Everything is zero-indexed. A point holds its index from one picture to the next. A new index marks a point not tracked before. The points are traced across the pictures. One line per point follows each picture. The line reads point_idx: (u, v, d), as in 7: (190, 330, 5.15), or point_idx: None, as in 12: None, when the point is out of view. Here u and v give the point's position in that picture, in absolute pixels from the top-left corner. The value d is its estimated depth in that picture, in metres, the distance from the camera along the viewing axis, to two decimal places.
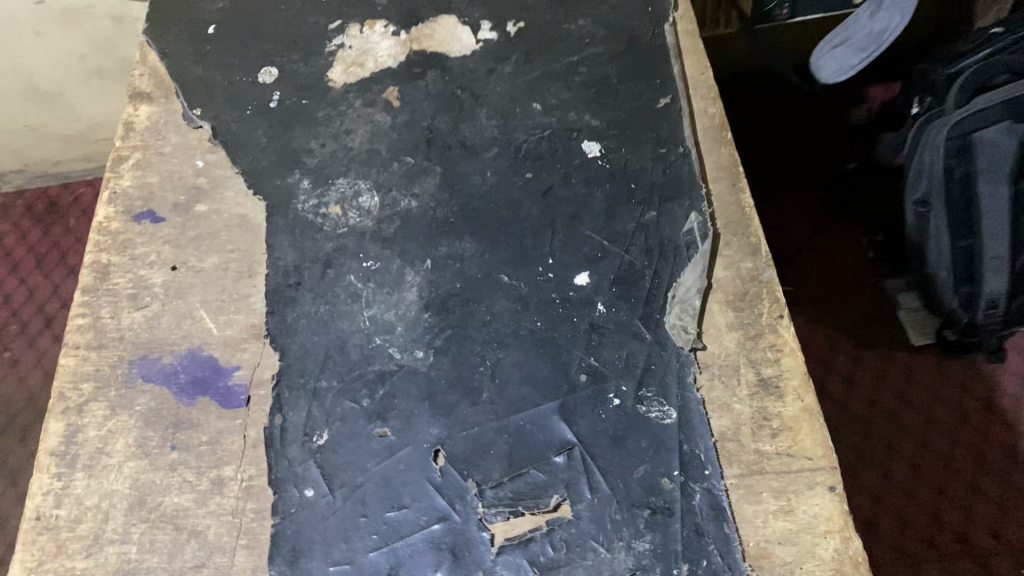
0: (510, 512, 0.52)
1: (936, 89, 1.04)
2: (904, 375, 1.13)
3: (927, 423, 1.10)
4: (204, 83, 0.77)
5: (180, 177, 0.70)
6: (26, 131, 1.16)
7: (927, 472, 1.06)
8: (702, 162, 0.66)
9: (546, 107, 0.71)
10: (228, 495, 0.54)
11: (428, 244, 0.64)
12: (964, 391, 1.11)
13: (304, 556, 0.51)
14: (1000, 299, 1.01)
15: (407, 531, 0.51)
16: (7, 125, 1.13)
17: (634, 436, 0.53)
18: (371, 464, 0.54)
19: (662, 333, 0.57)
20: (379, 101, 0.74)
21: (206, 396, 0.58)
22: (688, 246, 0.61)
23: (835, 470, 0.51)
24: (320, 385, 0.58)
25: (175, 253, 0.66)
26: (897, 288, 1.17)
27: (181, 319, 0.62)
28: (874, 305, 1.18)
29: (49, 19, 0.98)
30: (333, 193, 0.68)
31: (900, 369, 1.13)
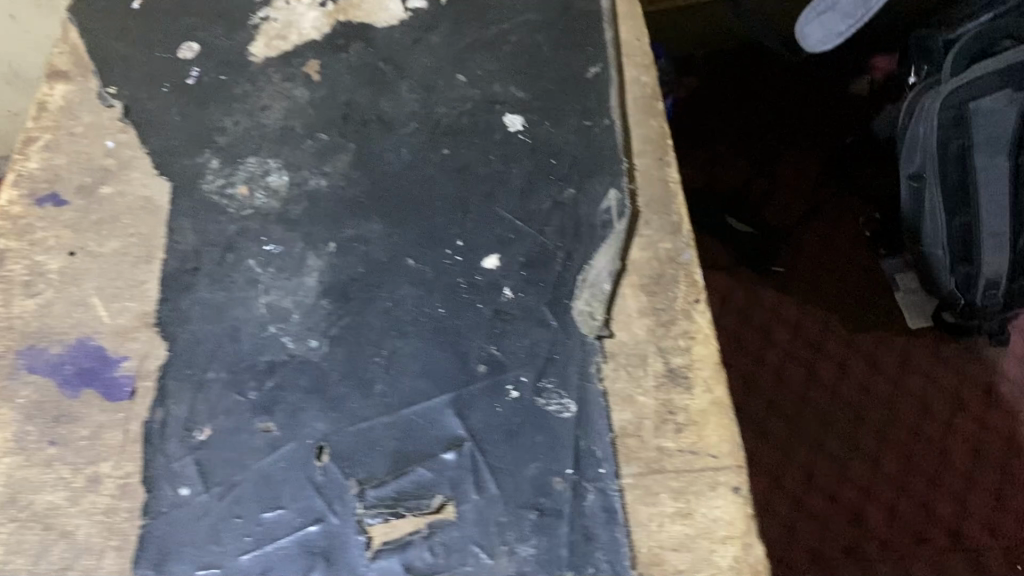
0: (390, 513, 0.48)
1: (933, 56, 0.98)
2: (898, 361, 1.05)
3: (922, 410, 1.01)
4: (124, 61, 0.74)
5: (88, 158, 0.67)
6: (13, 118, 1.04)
7: (920, 462, 0.98)
8: (628, 134, 0.61)
9: (471, 78, 0.67)
10: (102, 493, 0.51)
11: (335, 226, 0.61)
12: (962, 377, 1.03)
13: (171, 559, 0.48)
14: (1000, 280, 0.95)
15: (281, 534, 0.48)
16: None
17: (529, 431, 0.49)
18: (251, 461, 0.51)
19: (568, 320, 0.53)
20: (298, 75, 0.70)
21: (90, 389, 0.55)
22: (604, 226, 0.56)
23: (741, 470, 0.47)
24: (206, 376, 0.55)
25: (74, 238, 0.63)
26: (894, 268, 1.10)
27: (73, 307, 0.59)
28: (867, 286, 1.10)
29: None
30: (242, 173, 0.65)
31: (894, 354, 1.05)
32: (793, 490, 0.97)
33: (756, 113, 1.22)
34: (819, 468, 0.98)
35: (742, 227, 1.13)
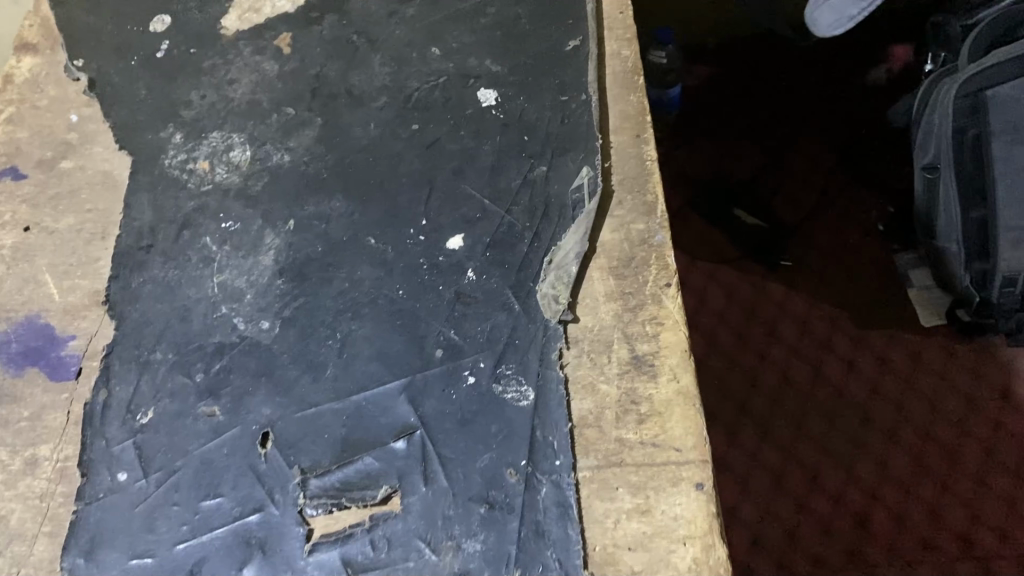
0: (333, 504, 0.45)
1: (952, 42, 0.94)
2: (908, 359, 1.00)
3: (932, 411, 0.97)
4: (93, 33, 0.71)
5: (51, 132, 0.65)
6: None
7: (929, 466, 0.94)
8: (605, 111, 0.58)
9: (446, 51, 0.64)
10: (39, 477, 0.49)
11: (295, 204, 0.58)
12: (976, 377, 0.99)
13: (102, 547, 0.46)
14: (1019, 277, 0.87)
15: (217, 523, 0.46)
16: None
17: (483, 420, 0.46)
18: (193, 447, 0.48)
19: (532, 304, 0.50)
20: (269, 48, 0.68)
21: (35, 368, 0.53)
22: (575, 206, 0.53)
23: (706, 465, 0.43)
24: (153, 357, 0.52)
25: (30, 213, 0.60)
26: (907, 264, 1.06)
27: (24, 283, 0.57)
28: (881, 281, 1.05)
29: None
30: (204, 147, 0.62)
31: (905, 353, 1.01)
32: (796, 491, 0.94)
33: (767, 99, 1.17)
34: (823, 469, 0.94)
35: (750, 219, 1.11)
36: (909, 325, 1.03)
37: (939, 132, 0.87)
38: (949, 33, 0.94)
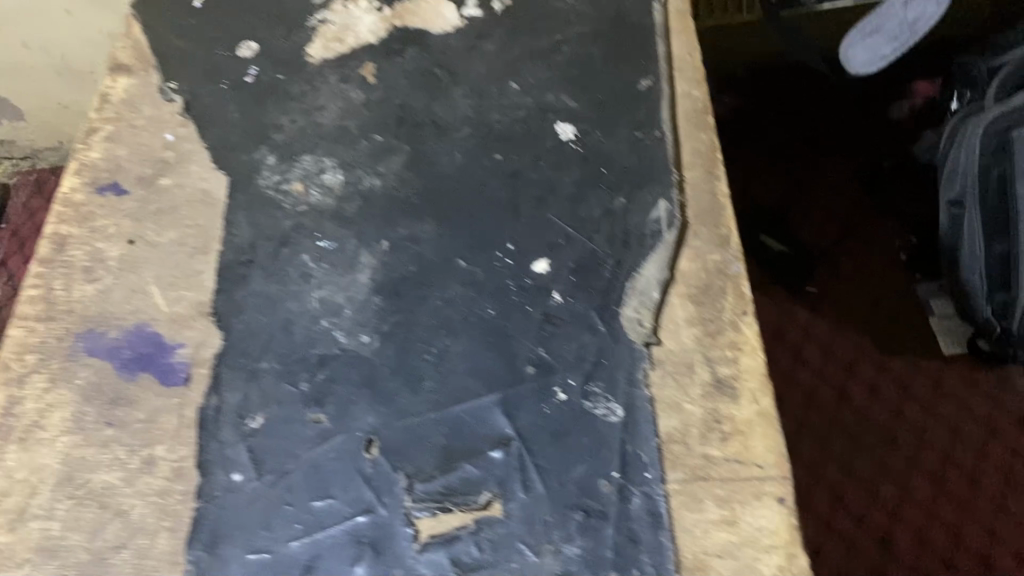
0: (438, 507, 0.49)
1: (976, 83, 0.99)
2: (930, 385, 1.04)
3: (953, 436, 1.01)
4: (184, 57, 0.75)
5: (149, 150, 0.69)
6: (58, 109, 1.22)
7: (949, 488, 0.98)
8: (678, 147, 0.62)
9: (524, 87, 0.68)
10: (157, 475, 0.53)
11: (387, 226, 0.62)
12: (995, 404, 1.02)
13: (224, 542, 0.50)
14: None
15: (330, 523, 0.50)
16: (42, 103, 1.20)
17: (575, 434, 0.50)
18: (303, 451, 0.52)
19: (617, 327, 0.54)
20: (354, 76, 0.72)
21: (147, 373, 0.57)
22: (654, 236, 0.57)
23: (787, 482, 0.47)
24: (260, 366, 0.56)
25: (133, 226, 0.64)
26: (929, 293, 1.10)
27: (131, 293, 0.61)
28: (903, 309, 1.10)
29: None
30: (297, 169, 0.66)
31: (927, 378, 1.05)
32: (822, 510, 0.97)
33: (792, 132, 1.22)
34: (848, 489, 0.98)
35: (776, 246, 1.14)
36: (931, 352, 1.07)
37: (964, 170, 0.92)
38: (974, 74, 0.99)
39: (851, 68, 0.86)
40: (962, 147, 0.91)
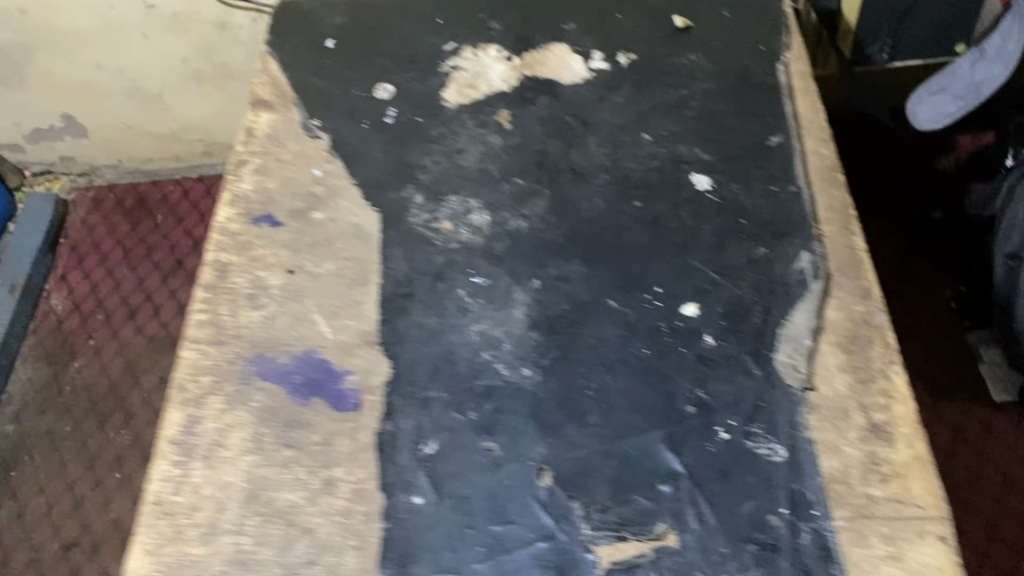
0: (616, 536, 0.52)
1: None
2: (983, 428, 1.08)
3: (1005, 479, 1.04)
4: (324, 95, 0.79)
5: (299, 184, 0.73)
6: (126, 130, 1.50)
7: (1003, 530, 1.01)
8: (814, 203, 0.66)
9: (656, 138, 0.72)
10: (339, 496, 0.56)
11: (538, 265, 0.66)
12: None
13: (412, 561, 0.53)
14: None
15: (512, 546, 0.53)
16: (114, 124, 1.49)
17: (741, 471, 0.54)
18: (478, 477, 0.56)
19: (773, 371, 0.57)
20: (492, 123, 0.76)
21: (320, 398, 0.60)
22: (799, 285, 0.61)
23: (946, 521, 0.51)
24: (430, 395, 0.60)
25: (291, 257, 0.68)
26: (981, 339, 1.13)
27: (296, 321, 0.64)
28: (955, 355, 1.13)
29: (157, 26, 1.30)
30: (445, 209, 0.70)
31: (979, 423, 1.08)
32: None
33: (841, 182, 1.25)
34: None
35: None
36: (981, 397, 1.10)
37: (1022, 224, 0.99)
38: None
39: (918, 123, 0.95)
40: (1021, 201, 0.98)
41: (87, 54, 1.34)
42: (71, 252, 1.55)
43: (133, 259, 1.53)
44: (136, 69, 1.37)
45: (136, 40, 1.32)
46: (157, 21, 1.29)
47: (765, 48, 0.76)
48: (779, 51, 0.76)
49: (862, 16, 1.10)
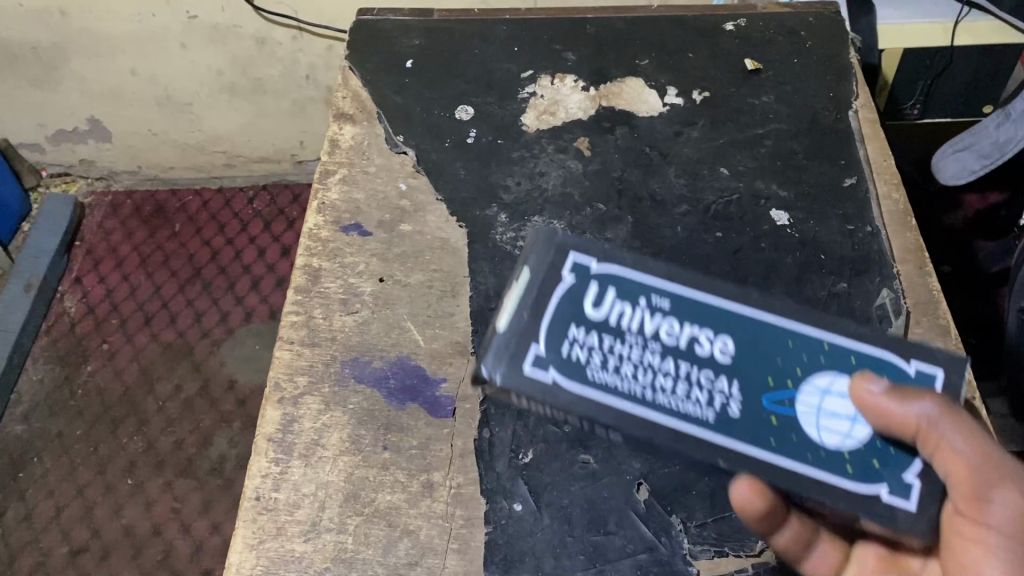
0: (715, 551, 0.56)
1: None
2: None
3: None
4: (405, 112, 0.80)
5: (385, 197, 0.74)
6: (149, 136, 1.42)
7: None
8: (890, 242, 0.70)
9: (734, 172, 0.75)
10: (438, 500, 0.57)
11: None
12: None
13: (516, 566, 0.55)
14: None
15: (614, 556, 0.55)
16: (136, 129, 1.40)
17: None
18: (575, 487, 0.58)
19: None
20: (571, 148, 0.77)
21: (415, 403, 0.61)
22: (882, 320, 0.65)
23: None
24: (524, 406, 0.61)
25: (382, 266, 0.69)
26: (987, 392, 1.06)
27: (390, 328, 0.65)
28: None
29: (195, 37, 1.22)
30: (529, 228, 0.71)
31: None
32: None
33: None
34: None
35: None
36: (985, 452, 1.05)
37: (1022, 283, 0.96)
38: None
39: (946, 176, 1.01)
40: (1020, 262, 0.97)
41: (127, 58, 1.25)
42: (86, 255, 1.45)
43: (150, 266, 1.43)
44: (166, 73, 1.28)
45: (172, 48, 1.23)
46: (195, 33, 1.21)
47: (834, 95, 0.80)
48: (847, 98, 0.80)
49: (902, 67, 1.00)
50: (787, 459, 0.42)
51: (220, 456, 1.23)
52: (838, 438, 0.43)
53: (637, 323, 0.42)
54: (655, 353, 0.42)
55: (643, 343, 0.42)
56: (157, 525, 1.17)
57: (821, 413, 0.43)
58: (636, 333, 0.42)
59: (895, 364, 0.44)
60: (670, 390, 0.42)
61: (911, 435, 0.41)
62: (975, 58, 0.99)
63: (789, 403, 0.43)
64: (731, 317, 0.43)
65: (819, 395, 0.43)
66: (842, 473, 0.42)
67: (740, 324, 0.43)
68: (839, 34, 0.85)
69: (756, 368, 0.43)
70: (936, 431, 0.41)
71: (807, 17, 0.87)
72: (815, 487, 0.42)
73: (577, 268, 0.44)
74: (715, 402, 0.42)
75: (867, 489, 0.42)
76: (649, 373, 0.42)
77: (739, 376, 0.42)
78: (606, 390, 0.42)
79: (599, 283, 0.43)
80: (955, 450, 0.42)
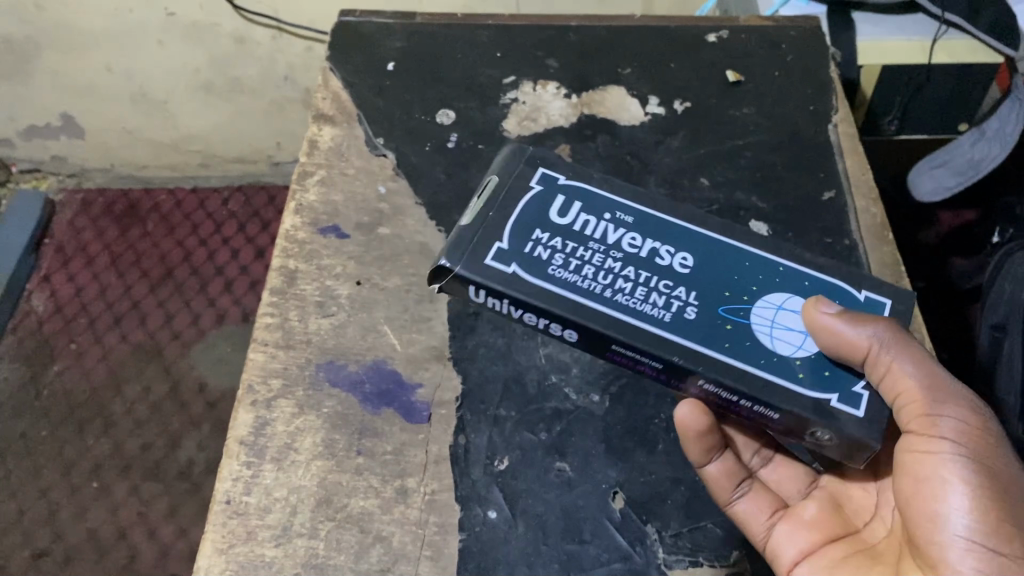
0: (690, 561, 0.55)
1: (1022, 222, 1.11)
2: None
3: None
4: (386, 115, 0.79)
5: (364, 199, 0.73)
6: (124, 133, 1.40)
7: None
8: (867, 255, 0.70)
9: (714, 183, 0.75)
10: (412, 506, 0.57)
11: None
12: None
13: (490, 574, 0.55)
14: None
15: (589, 565, 0.55)
16: (110, 125, 1.38)
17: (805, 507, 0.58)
18: (550, 495, 0.57)
19: None
20: (552, 155, 0.77)
21: (390, 409, 0.61)
22: None
23: None
24: (500, 413, 0.61)
25: (359, 269, 0.68)
26: None
27: (366, 331, 0.65)
28: None
29: (172, 34, 1.20)
30: None
31: None
32: None
33: None
34: None
35: None
36: None
37: (1011, 300, 0.97)
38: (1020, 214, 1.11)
39: (920, 194, 1.02)
40: (1010, 277, 0.98)
41: (102, 54, 1.24)
42: (55, 252, 1.43)
43: (121, 266, 1.41)
44: (142, 71, 1.27)
45: (151, 45, 1.22)
46: (173, 31, 1.19)
47: (814, 108, 0.80)
48: (828, 111, 0.80)
49: (880, 82, 1.00)
50: (735, 361, 0.51)
51: (189, 459, 1.21)
52: (791, 348, 0.51)
53: (602, 236, 0.54)
54: (614, 262, 0.53)
55: (604, 253, 0.53)
56: (122, 528, 1.15)
57: (775, 326, 0.52)
58: (598, 243, 0.54)
59: (844, 288, 0.54)
60: (628, 293, 0.52)
61: (863, 359, 0.49)
62: (953, 75, 0.99)
63: (743, 314, 0.52)
64: (689, 241, 0.55)
65: (774, 310, 0.52)
66: (795, 379, 0.50)
67: (698, 244, 0.55)
68: (819, 48, 0.86)
69: (709, 279, 0.53)
70: (883, 355, 0.48)
71: (789, 30, 0.87)
72: (762, 388, 0.50)
73: (546, 181, 0.56)
74: (671, 306, 0.52)
75: (820, 393, 0.50)
76: (610, 277, 0.53)
77: (695, 288, 0.53)
78: (566, 285, 0.52)
79: (566, 200, 0.56)
80: (903, 374, 0.48)
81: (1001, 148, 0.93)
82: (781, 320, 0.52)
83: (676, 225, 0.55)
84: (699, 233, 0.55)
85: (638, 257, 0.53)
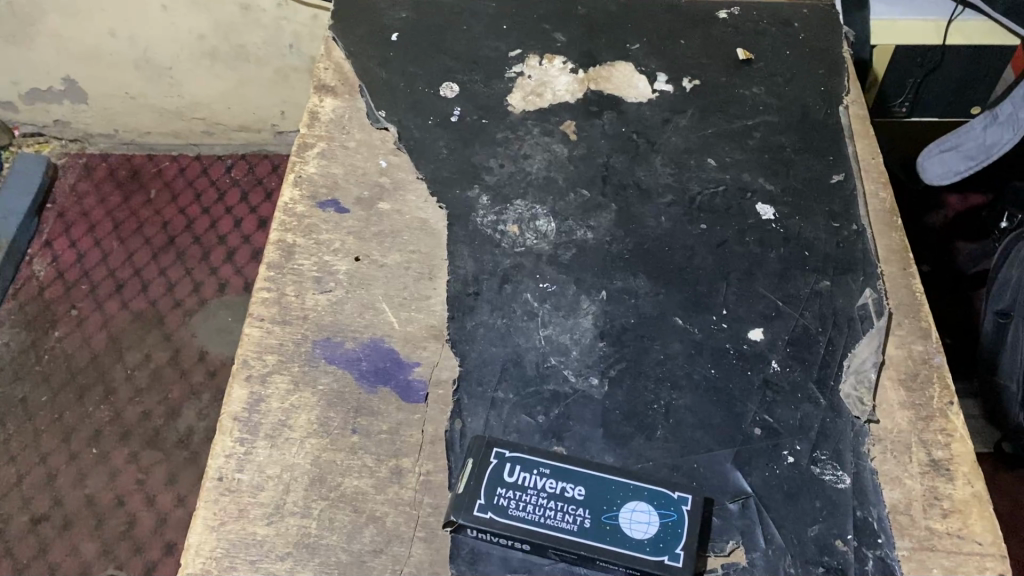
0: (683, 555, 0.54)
1: None
2: None
3: None
4: (389, 87, 0.78)
5: (364, 173, 0.72)
6: (127, 100, 1.38)
7: None
8: (875, 241, 0.68)
9: (721, 164, 0.73)
10: (406, 486, 0.56)
11: (604, 276, 0.66)
12: (1015, 507, 1.05)
13: (482, 559, 0.54)
14: None
15: None
16: (113, 91, 1.36)
17: (808, 495, 0.56)
18: None
19: (837, 401, 0.60)
20: (557, 132, 0.75)
21: (387, 387, 0.60)
22: (863, 320, 0.64)
23: (1004, 559, 0.54)
24: (498, 395, 0.60)
25: (358, 244, 0.68)
26: (963, 393, 1.07)
27: (364, 308, 0.64)
28: None
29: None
30: (511, 212, 0.69)
31: None
32: None
33: None
34: None
35: None
36: None
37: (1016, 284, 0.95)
38: None
39: (928, 179, 0.96)
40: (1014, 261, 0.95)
41: (105, 19, 1.22)
42: (57, 218, 1.42)
43: (123, 232, 1.40)
44: (145, 38, 1.25)
45: (154, 11, 1.20)
46: None
47: (826, 89, 0.79)
48: (839, 92, 0.78)
49: (893, 65, 0.99)
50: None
51: (188, 428, 1.21)
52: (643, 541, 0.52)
53: (523, 506, 0.53)
54: (548, 502, 0.53)
55: (532, 507, 0.53)
56: (121, 495, 1.15)
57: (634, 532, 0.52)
58: (525, 502, 0.53)
59: (675, 503, 0.53)
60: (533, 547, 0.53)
61: None
62: (967, 58, 0.98)
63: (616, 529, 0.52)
64: (588, 472, 0.55)
65: (635, 520, 0.53)
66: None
67: (595, 474, 0.55)
68: (831, 27, 0.84)
69: (600, 506, 0.53)
70: None
71: (801, 9, 0.86)
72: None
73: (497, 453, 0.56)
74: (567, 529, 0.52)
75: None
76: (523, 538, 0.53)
77: (587, 507, 0.53)
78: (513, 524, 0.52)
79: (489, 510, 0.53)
80: None
81: (1013, 132, 0.90)
82: (639, 529, 0.52)
83: (587, 479, 0.54)
84: (597, 473, 0.55)
85: (563, 497, 0.53)
